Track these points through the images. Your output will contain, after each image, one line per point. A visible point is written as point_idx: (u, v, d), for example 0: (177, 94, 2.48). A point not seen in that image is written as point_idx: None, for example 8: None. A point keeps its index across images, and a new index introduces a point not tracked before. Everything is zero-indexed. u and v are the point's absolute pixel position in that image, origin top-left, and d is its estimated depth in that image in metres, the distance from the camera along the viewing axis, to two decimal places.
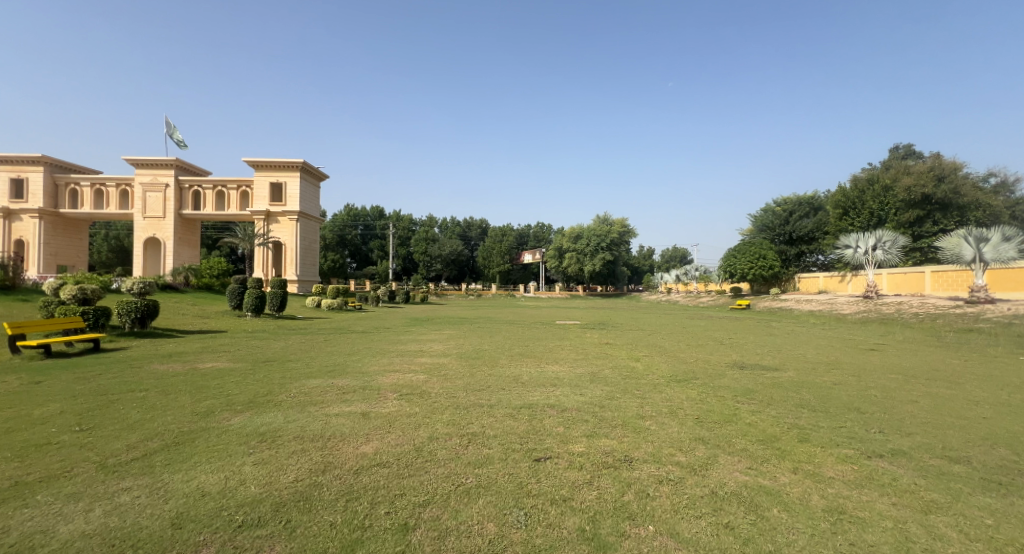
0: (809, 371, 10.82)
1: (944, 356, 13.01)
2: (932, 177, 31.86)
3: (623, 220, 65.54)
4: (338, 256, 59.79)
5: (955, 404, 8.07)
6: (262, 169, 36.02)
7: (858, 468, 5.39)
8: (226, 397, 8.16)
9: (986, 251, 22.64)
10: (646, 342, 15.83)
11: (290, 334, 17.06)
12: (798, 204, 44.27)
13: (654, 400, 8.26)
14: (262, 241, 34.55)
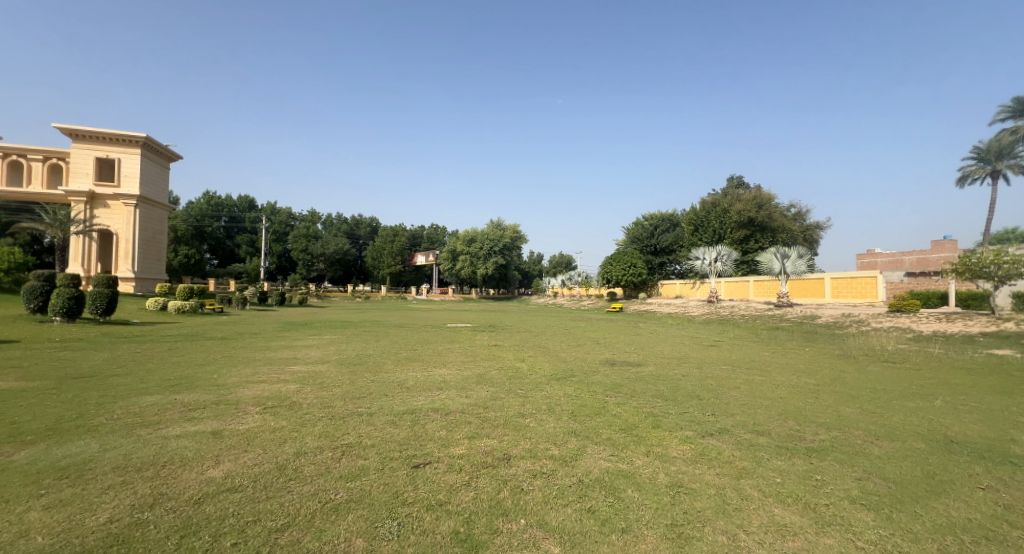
0: (665, 365, 11.76)
1: (763, 349, 15.20)
2: (756, 204, 37.73)
3: (514, 227, 67.17)
4: (195, 250, 52.52)
5: (766, 387, 9.31)
6: (84, 140, 29.95)
7: (694, 447, 5.77)
8: (11, 426, 6.25)
9: (787, 265, 27.31)
10: (531, 343, 16.04)
11: (120, 342, 14.15)
12: (661, 219, 49.34)
13: (534, 399, 8.18)
14: (80, 229, 28.33)
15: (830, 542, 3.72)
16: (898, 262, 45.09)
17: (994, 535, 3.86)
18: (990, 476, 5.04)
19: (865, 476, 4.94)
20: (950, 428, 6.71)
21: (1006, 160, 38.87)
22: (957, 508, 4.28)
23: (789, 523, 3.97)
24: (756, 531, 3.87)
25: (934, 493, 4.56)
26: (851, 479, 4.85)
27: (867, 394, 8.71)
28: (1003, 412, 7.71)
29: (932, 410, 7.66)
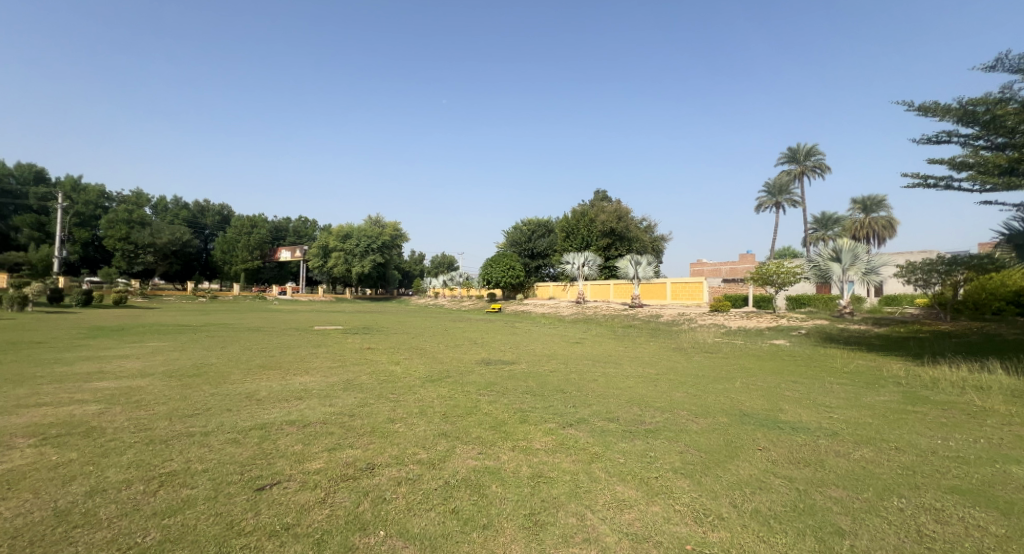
0: (536, 362, 11.70)
1: (624, 344, 16.28)
2: (616, 216, 41.03)
3: (394, 226, 64.36)
4: None
5: (619, 378, 9.73)
6: None
7: (556, 437, 5.53)
8: None
9: (639, 271, 30.03)
10: (408, 345, 14.93)
11: None
12: (540, 224, 50.29)
13: (406, 402, 7.30)
14: None
15: (657, 511, 3.69)
16: (717, 270, 52.92)
17: (761, 484, 4.23)
18: (767, 439, 5.66)
19: (684, 449, 5.16)
20: (744, 404, 7.56)
21: (785, 196, 48.56)
22: (742, 468, 4.65)
23: (626, 498, 3.88)
24: (601, 509, 3.68)
25: (730, 457, 4.92)
26: (674, 452, 5.03)
27: (695, 380, 9.66)
28: (774, 388, 9.08)
29: (734, 390, 8.69)
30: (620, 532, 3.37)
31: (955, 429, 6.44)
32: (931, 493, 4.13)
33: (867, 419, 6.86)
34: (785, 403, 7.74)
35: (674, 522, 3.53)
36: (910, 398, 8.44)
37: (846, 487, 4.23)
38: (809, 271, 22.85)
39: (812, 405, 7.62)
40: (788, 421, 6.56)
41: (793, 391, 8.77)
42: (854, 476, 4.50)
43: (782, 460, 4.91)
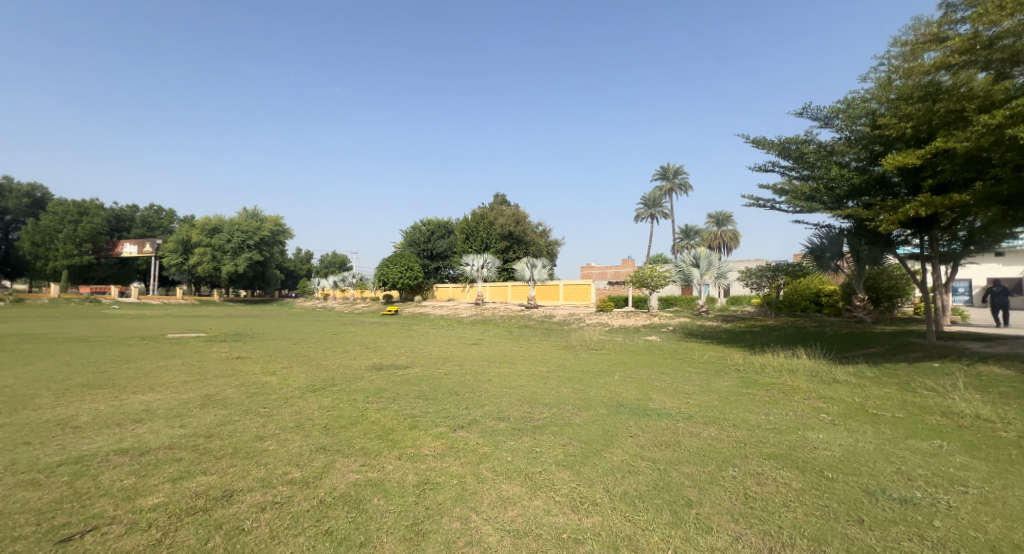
0: (430, 365, 11.99)
1: (515, 344, 17.20)
2: (514, 219, 42.46)
3: (275, 221, 60.30)
4: None
5: (512, 377, 10.47)
6: None
7: (445, 441, 5.88)
8: None
9: (535, 273, 31.36)
10: (288, 352, 14.11)
11: None
12: (439, 225, 48.49)
13: (280, 416, 6.97)
14: None
15: (538, 504, 4.19)
16: (603, 273, 56.73)
17: (628, 468, 5.06)
18: (637, 426, 6.71)
19: (567, 442, 5.93)
20: (620, 395, 8.70)
21: (658, 209, 54.10)
22: (617, 453, 5.54)
23: (511, 495, 4.35)
24: (485, 509, 4.07)
25: (606, 446, 5.77)
26: (559, 446, 5.75)
27: (580, 374, 10.83)
28: (646, 378, 10.53)
29: (612, 382, 9.92)
30: (501, 531, 3.74)
31: (777, 406, 8.26)
32: (756, 460, 5.40)
33: (715, 401, 8.43)
34: (653, 392, 9.09)
35: (552, 513, 4.03)
36: (746, 382, 10.49)
37: (697, 462, 5.31)
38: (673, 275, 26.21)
39: (675, 393, 9.06)
40: (654, 408, 7.79)
41: (661, 381, 10.26)
42: (707, 452, 5.64)
43: (649, 444, 5.92)
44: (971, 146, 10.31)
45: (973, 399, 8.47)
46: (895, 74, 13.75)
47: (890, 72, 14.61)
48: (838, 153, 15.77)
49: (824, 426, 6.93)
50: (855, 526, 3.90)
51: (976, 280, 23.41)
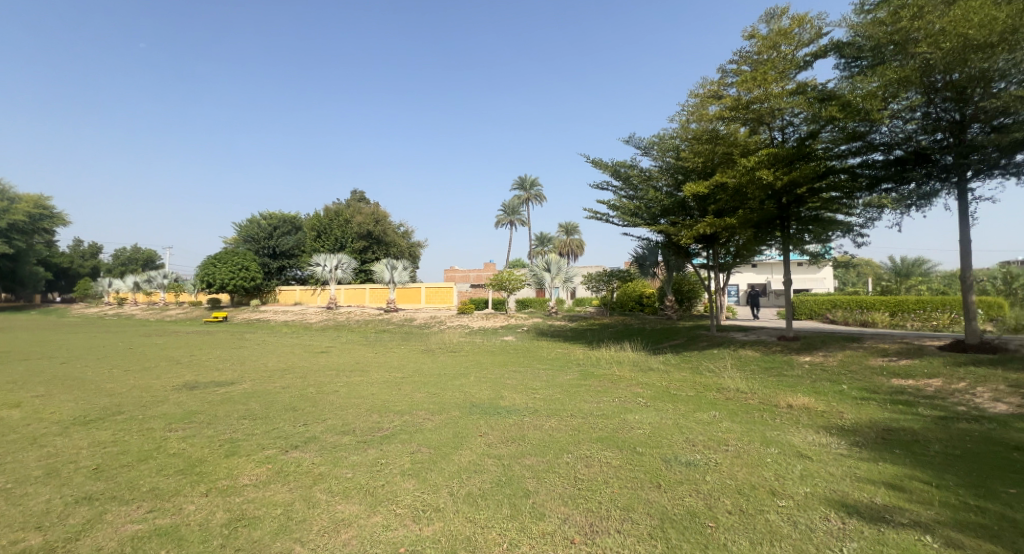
0: (262, 380, 11.08)
1: (366, 351, 16.84)
2: (373, 219, 41.04)
3: (35, 200, 48.65)
4: None
5: (362, 387, 10.27)
6: None
7: (270, 466, 5.10)
8: None
9: (395, 275, 30.98)
10: (48, 378, 11.35)
11: None
12: (282, 220, 43.66)
13: (17, 463, 5.22)
14: None
15: (376, 521, 3.82)
16: (466, 277, 57.44)
17: (474, 468, 5.06)
18: (486, 425, 6.93)
19: (415, 449, 5.75)
20: (474, 396, 9.07)
21: (517, 216, 56.77)
22: (467, 455, 5.52)
23: (347, 515, 3.89)
24: (314, 537, 3.54)
25: (455, 448, 5.75)
26: (406, 455, 5.53)
27: (434, 379, 11.17)
28: (500, 378, 11.30)
29: (467, 384, 10.48)
30: None
31: (607, 394, 9.48)
32: (589, 446, 5.94)
33: (559, 394, 9.31)
34: (506, 390, 9.71)
35: (392, 528, 3.69)
36: (586, 375, 12.01)
37: (537, 454, 5.58)
38: (529, 277, 28.38)
39: (526, 389, 9.84)
40: (503, 406, 8.19)
41: (513, 379, 11.12)
42: (549, 444, 5.97)
43: (496, 441, 6.10)
44: (735, 182, 13.37)
45: (735, 377, 11.22)
46: (691, 118, 17.07)
47: (689, 117, 18.06)
48: (654, 178, 18.97)
49: (640, 409, 8.09)
50: (655, 492, 4.48)
51: (741, 285, 30.18)
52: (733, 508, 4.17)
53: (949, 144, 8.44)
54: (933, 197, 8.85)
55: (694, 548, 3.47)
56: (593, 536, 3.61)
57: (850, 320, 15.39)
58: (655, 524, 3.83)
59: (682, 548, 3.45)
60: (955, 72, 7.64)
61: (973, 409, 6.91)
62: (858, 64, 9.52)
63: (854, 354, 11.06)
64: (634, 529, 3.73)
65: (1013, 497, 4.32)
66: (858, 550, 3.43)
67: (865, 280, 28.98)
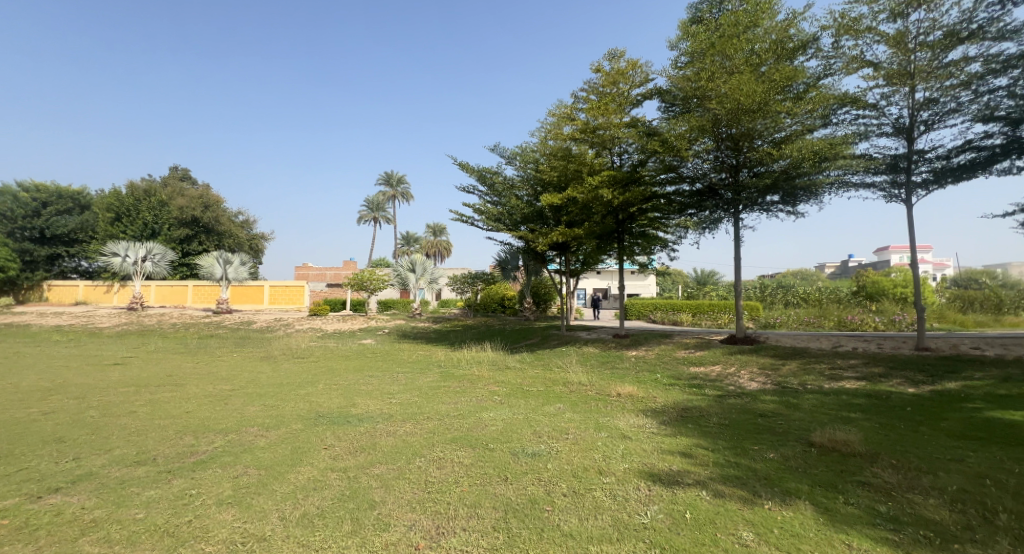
0: (10, 405, 8.29)
1: (179, 361, 14.64)
2: (201, 204, 35.63)
3: None
4: None
5: (170, 404, 8.32)
6: None
7: (7, 522, 3.65)
8: None
9: (230, 272, 27.78)
10: None
11: None
12: (57, 195, 34.28)
13: None
14: None
15: None
16: (321, 275, 54.03)
17: (318, 485, 4.45)
18: (333, 436, 6.24)
19: (241, 472, 4.78)
20: (321, 405, 8.36)
21: (381, 214, 55.14)
22: (305, 472, 4.77)
23: None
24: None
25: (292, 466, 4.96)
26: (227, 481, 4.53)
27: (271, 389, 10.01)
28: (352, 385, 10.80)
29: (314, 392, 9.64)
30: None
31: (466, 394, 10.01)
32: (439, 447, 5.77)
33: (415, 398, 9.30)
34: (358, 397, 9.27)
35: None
36: (445, 376, 12.42)
37: (387, 461, 5.16)
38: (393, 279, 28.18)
39: (381, 395, 9.60)
40: (356, 414, 7.66)
41: (368, 385, 10.81)
42: (398, 450, 5.63)
43: (344, 452, 5.49)
44: (584, 197, 15.02)
45: (578, 371, 12.78)
46: (549, 135, 18.65)
47: (547, 134, 19.65)
48: (516, 187, 20.25)
49: (494, 406, 8.72)
50: (502, 485, 4.48)
51: (587, 289, 33.76)
52: (567, 490, 4.39)
53: (730, 181, 10.74)
54: (719, 222, 11.17)
55: (533, 532, 3.55)
56: (438, 539, 3.45)
57: (666, 320, 18.68)
58: (500, 517, 3.81)
59: (522, 535, 3.50)
60: (733, 127, 9.84)
61: (737, 387, 9.05)
62: (672, 109, 11.39)
63: (666, 347, 13.44)
64: (479, 524, 3.68)
65: (753, 451, 5.66)
66: (658, 512, 3.89)
67: (677, 285, 34.91)
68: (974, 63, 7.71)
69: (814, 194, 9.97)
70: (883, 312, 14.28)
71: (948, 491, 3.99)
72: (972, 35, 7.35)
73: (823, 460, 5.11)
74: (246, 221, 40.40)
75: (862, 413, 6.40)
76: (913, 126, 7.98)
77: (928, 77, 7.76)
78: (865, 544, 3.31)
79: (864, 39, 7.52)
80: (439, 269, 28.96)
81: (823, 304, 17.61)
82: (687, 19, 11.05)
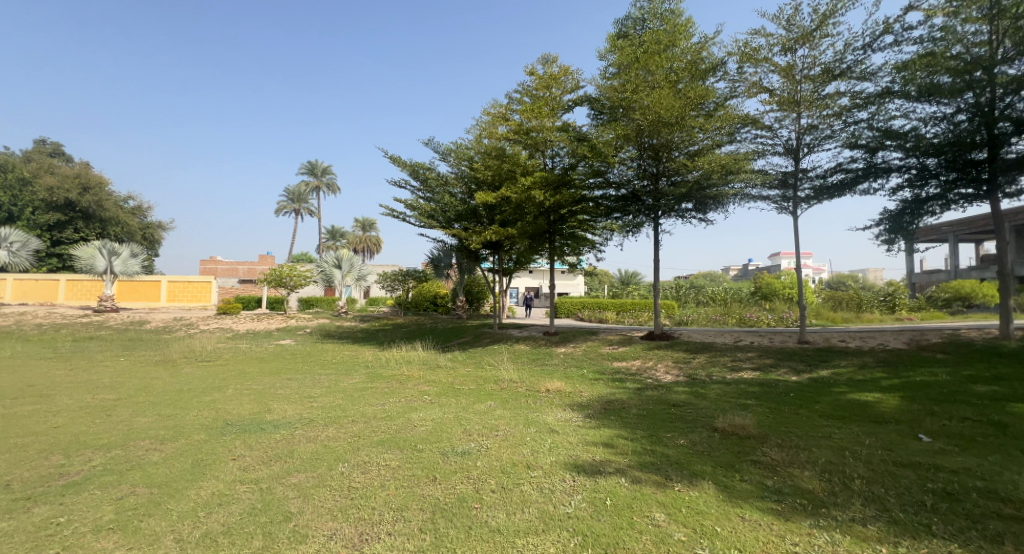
0: None
1: (48, 369, 12.95)
2: (78, 185, 30.44)
3: None
4: None
5: (30, 420, 7.40)
6: None
7: None
8: None
9: (117, 264, 24.62)
10: None
11: None
12: None
13: None
14: None
15: None
16: (233, 270, 50.43)
17: (224, 499, 4.25)
18: (243, 445, 5.92)
19: (127, 493, 4.43)
20: (229, 412, 7.83)
21: (303, 204, 52.59)
22: (206, 488, 4.53)
23: None
24: None
25: (192, 481, 4.67)
26: (108, 503, 4.19)
27: (168, 397, 9.23)
28: (267, 389, 10.22)
29: (220, 399, 9.03)
30: None
31: (392, 395, 9.91)
32: (363, 451, 5.71)
33: (339, 401, 9.06)
34: (274, 402, 8.80)
35: None
36: (372, 377, 12.19)
37: (305, 470, 5.03)
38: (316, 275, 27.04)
39: (300, 399, 9.21)
40: (270, 421, 7.29)
41: (285, 388, 10.29)
42: (318, 456, 5.49)
43: (254, 463, 5.25)
44: (517, 197, 15.35)
45: (508, 368, 13.06)
46: (484, 134, 18.82)
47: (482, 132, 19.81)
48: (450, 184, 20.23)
49: (424, 406, 8.75)
50: (430, 486, 4.55)
51: (519, 287, 34.43)
52: (496, 486, 4.56)
53: (650, 189, 11.50)
54: (641, 227, 11.93)
55: (460, 532, 3.64)
56: (360, 546, 3.44)
57: (593, 317, 19.53)
58: (427, 518, 3.88)
59: (449, 534, 3.60)
60: (654, 138, 10.57)
61: (654, 380, 9.77)
62: (600, 117, 11.97)
63: (593, 344, 14.13)
64: (406, 527, 3.71)
65: (667, 439, 6.18)
66: (581, 501, 4.16)
67: (603, 283, 36.56)
68: (846, 97, 8.87)
69: (721, 204, 10.94)
70: (776, 310, 15.98)
71: (822, 464, 4.62)
72: (845, 72, 8.46)
73: (725, 443, 5.70)
74: (137, 208, 36.55)
75: (757, 400, 7.20)
76: (799, 148, 9.02)
77: (810, 106, 8.83)
78: (758, 516, 3.73)
79: (761, 68, 8.41)
80: (367, 266, 28.20)
81: (729, 302, 19.32)
82: (615, 33, 11.68)
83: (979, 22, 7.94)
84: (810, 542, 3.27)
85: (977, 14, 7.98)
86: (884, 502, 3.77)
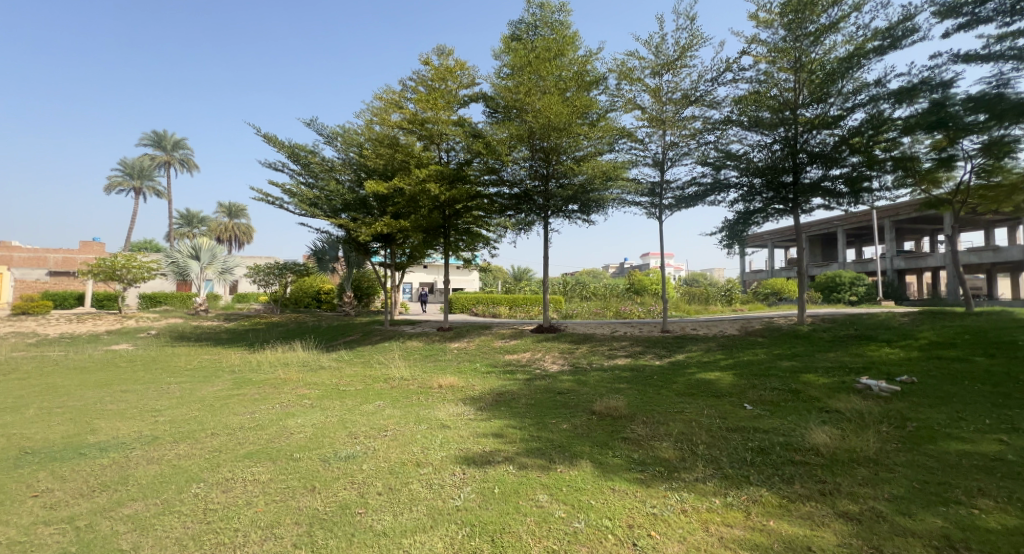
0: None
1: None
2: None
3: None
4: None
5: None
6: None
7: None
8: None
9: None
10: None
11: None
12: None
13: None
14: None
15: None
16: (39, 259, 42.28)
17: (21, 548, 3.69)
18: (49, 478, 5.13)
19: None
20: (30, 439, 6.68)
21: (146, 181, 45.79)
22: None
23: None
24: None
25: None
26: None
27: None
28: (89, 406, 8.84)
29: (17, 423, 7.62)
30: None
31: (263, 402, 9.26)
32: (225, 467, 5.32)
33: (193, 413, 8.21)
34: (99, 421, 7.67)
35: None
36: (236, 384, 11.20)
37: (145, 497, 4.56)
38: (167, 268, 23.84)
39: (138, 414, 8.17)
40: (93, 444, 6.38)
41: (118, 404, 9.02)
42: (163, 480, 4.99)
43: (68, 497, 4.60)
44: (411, 191, 15.17)
45: (399, 366, 12.89)
46: (375, 120, 18.19)
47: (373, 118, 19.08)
48: (337, 170, 19.28)
49: (301, 412, 8.34)
50: (307, 497, 4.44)
51: (414, 283, 33.96)
52: (382, 489, 4.59)
53: (541, 189, 12.04)
54: (533, 225, 12.55)
55: (342, 540, 3.64)
56: None
57: (486, 313, 19.90)
58: (302, 532, 3.80)
59: (330, 545, 3.57)
60: (545, 140, 11.13)
61: (543, 370, 10.38)
62: (495, 115, 12.26)
63: (486, 338, 14.51)
64: (278, 545, 3.60)
65: (552, 425, 6.65)
66: (469, 493, 4.38)
67: (498, 279, 37.57)
68: (699, 121, 10.14)
69: (601, 207, 11.88)
70: (645, 304, 17.78)
71: (675, 436, 5.37)
72: (698, 99, 9.70)
73: (600, 425, 6.29)
74: None
75: (628, 383, 8.04)
76: (664, 162, 10.14)
77: (672, 126, 9.99)
78: (625, 486, 4.24)
79: (635, 87, 9.30)
80: (236, 259, 25.65)
81: (608, 297, 21.13)
82: (509, 34, 12.03)
83: (789, 72, 9.60)
84: (664, 503, 3.82)
85: (787, 65, 9.64)
86: (717, 462, 4.54)
